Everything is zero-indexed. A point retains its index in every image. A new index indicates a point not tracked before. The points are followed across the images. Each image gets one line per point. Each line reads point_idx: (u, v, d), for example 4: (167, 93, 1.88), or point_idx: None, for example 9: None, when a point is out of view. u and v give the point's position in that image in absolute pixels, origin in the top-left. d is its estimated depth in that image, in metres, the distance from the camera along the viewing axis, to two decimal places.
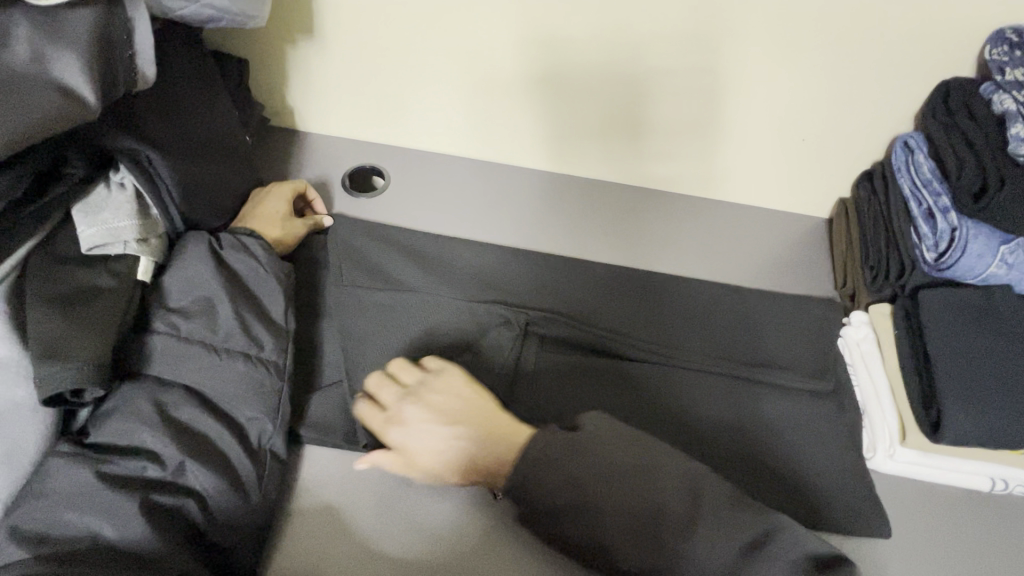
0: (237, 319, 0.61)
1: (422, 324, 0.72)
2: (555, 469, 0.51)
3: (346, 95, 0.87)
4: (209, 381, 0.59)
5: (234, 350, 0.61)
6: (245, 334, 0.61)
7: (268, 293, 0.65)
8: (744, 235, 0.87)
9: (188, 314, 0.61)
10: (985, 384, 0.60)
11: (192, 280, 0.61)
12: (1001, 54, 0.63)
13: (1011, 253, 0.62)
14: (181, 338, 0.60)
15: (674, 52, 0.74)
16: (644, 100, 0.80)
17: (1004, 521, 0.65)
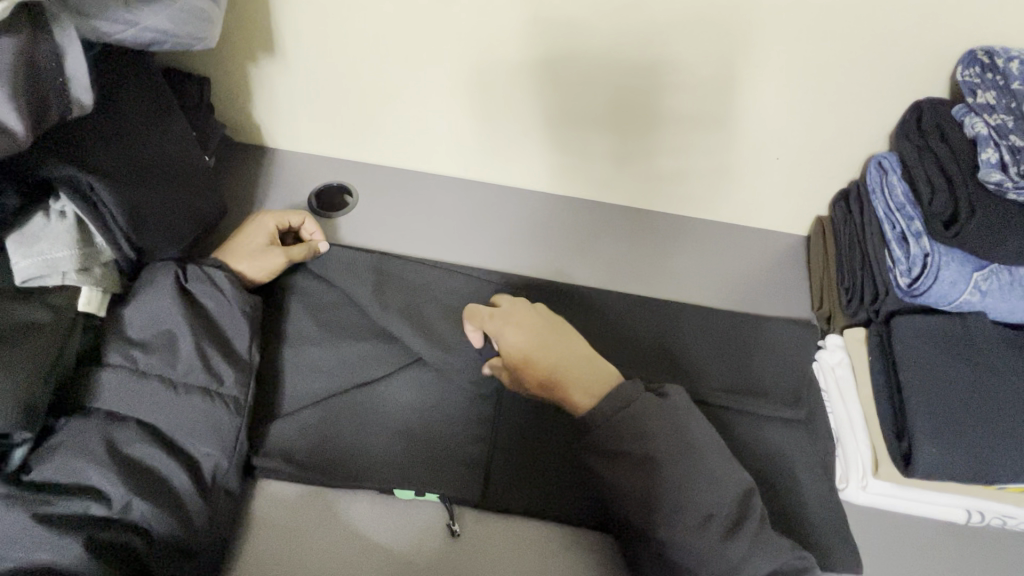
0: (198, 351, 0.60)
1: (387, 347, 0.71)
2: (625, 430, 0.55)
3: (311, 111, 0.85)
4: (165, 414, 0.57)
5: (192, 385, 0.59)
6: (205, 366, 0.60)
7: (232, 323, 0.63)
8: (720, 254, 0.85)
9: (147, 348, 0.59)
10: (956, 417, 0.58)
11: (154, 312, 0.60)
12: (973, 77, 0.61)
13: (984, 279, 0.60)
14: (138, 372, 0.58)
15: (680, 44, 0.69)
16: (644, 94, 0.75)
17: (979, 553, 0.63)
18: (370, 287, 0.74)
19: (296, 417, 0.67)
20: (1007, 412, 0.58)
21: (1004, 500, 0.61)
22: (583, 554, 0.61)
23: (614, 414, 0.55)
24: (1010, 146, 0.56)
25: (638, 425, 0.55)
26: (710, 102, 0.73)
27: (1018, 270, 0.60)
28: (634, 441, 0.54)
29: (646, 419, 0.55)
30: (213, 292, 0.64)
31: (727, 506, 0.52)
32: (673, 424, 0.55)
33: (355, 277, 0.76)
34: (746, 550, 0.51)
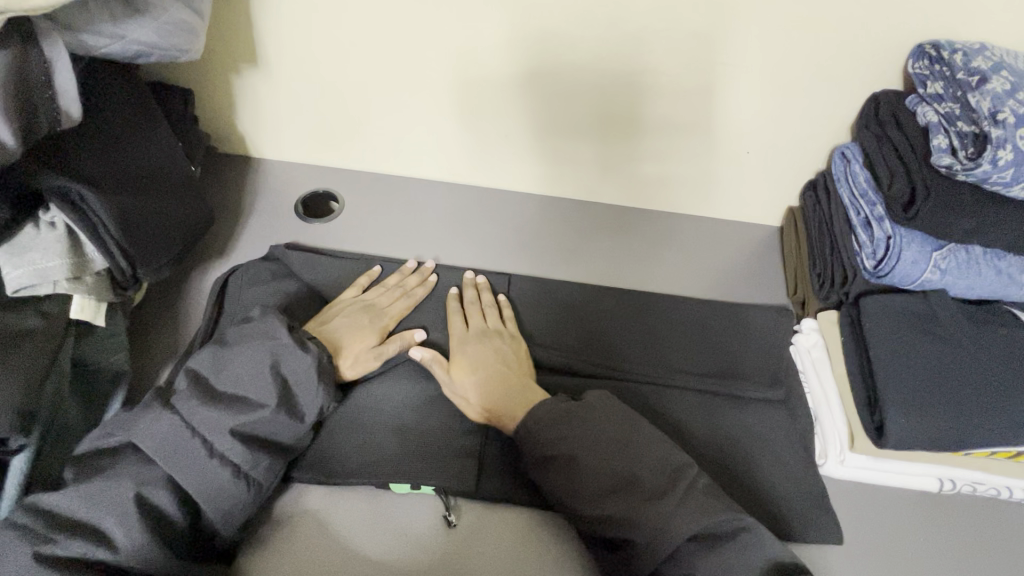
0: (248, 430, 0.56)
1: None
2: (539, 443, 0.61)
3: (295, 121, 0.86)
4: (193, 480, 0.54)
5: (229, 458, 0.55)
6: (247, 447, 0.56)
7: (302, 408, 0.59)
8: (698, 246, 0.88)
9: (210, 400, 0.56)
10: (924, 390, 0.61)
11: (240, 373, 0.58)
12: (922, 69, 0.65)
13: (943, 258, 0.64)
14: (190, 427, 0.55)
15: (653, 48, 0.72)
16: (621, 98, 0.78)
17: (952, 519, 0.66)
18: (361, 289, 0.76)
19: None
20: (972, 384, 0.61)
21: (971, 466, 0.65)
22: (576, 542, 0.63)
23: (541, 417, 0.62)
24: (958, 132, 0.58)
25: (562, 424, 0.61)
26: (682, 100, 0.77)
27: (974, 249, 0.64)
28: (555, 438, 0.60)
29: (564, 420, 0.62)
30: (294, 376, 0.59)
31: (646, 479, 0.57)
32: (589, 419, 0.61)
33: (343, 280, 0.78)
34: (670, 513, 0.54)
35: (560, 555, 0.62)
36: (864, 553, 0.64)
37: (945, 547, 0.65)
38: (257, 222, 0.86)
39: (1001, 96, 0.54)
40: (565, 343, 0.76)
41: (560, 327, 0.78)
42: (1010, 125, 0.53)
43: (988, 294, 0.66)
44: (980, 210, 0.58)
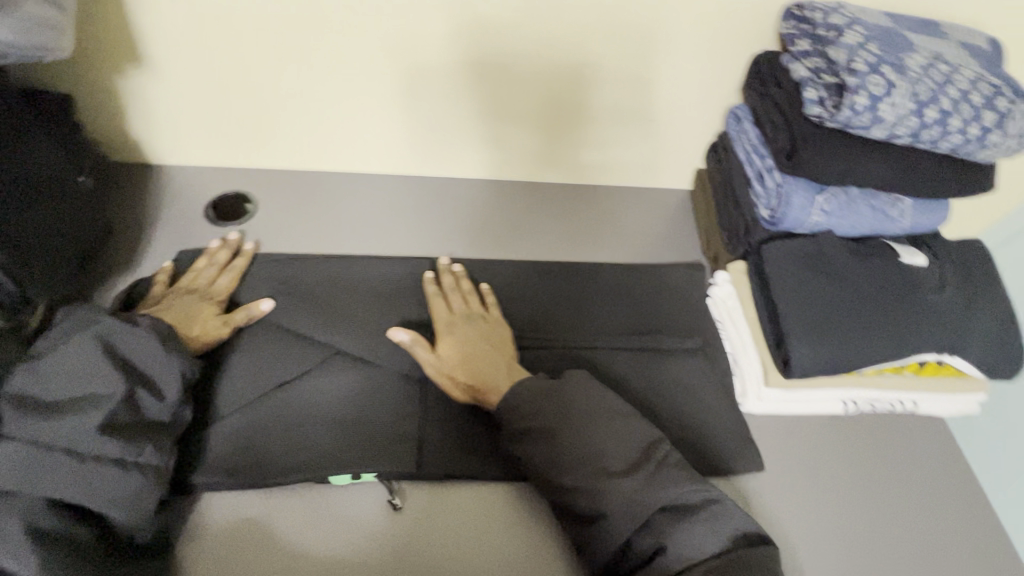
0: (112, 420, 0.53)
1: (307, 342, 0.72)
2: (522, 415, 0.62)
3: (193, 121, 0.82)
4: (72, 488, 0.50)
5: (106, 455, 0.52)
6: (120, 436, 0.52)
7: (164, 380, 0.57)
8: (616, 215, 0.92)
9: (51, 413, 0.51)
10: (819, 322, 0.67)
11: (73, 372, 0.54)
12: (790, 28, 0.69)
13: (826, 201, 0.70)
14: (39, 444, 0.50)
15: (551, 24, 0.74)
16: (526, 75, 0.79)
17: (855, 436, 0.75)
18: (284, 287, 0.76)
19: (219, 426, 0.66)
20: (859, 311, 0.68)
21: (866, 386, 0.72)
22: (524, 507, 0.65)
23: (519, 393, 0.63)
24: (826, 85, 0.62)
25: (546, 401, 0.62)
26: (584, 73, 0.79)
27: (851, 191, 0.71)
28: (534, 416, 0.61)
29: (542, 396, 0.62)
30: (148, 353, 0.57)
31: (621, 454, 0.58)
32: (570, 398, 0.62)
33: (263, 283, 0.77)
34: (639, 485, 0.55)
35: (514, 521, 0.64)
36: (784, 477, 0.70)
37: (850, 461, 0.73)
38: (164, 231, 0.82)
39: (854, 49, 0.60)
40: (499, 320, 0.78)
41: (492, 305, 0.79)
42: (864, 74, 0.58)
43: (868, 231, 0.73)
44: (849, 155, 0.64)
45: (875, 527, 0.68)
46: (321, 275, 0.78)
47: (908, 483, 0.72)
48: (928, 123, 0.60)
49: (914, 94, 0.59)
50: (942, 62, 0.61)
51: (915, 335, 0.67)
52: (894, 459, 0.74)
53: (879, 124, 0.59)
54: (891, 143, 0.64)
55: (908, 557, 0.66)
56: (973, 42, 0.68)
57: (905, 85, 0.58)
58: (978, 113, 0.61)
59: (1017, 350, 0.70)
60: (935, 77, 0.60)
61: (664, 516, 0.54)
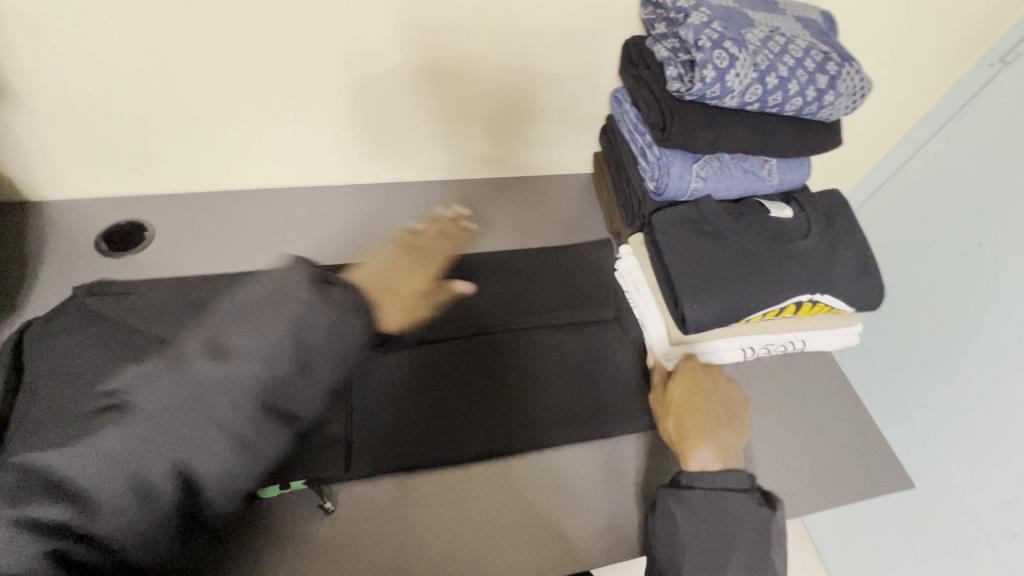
0: (154, 429, 0.45)
1: None
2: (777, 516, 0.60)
3: (74, 154, 0.79)
4: (97, 503, 0.42)
5: (142, 469, 0.44)
6: (159, 449, 0.45)
7: (329, 360, 0.53)
8: (521, 204, 0.99)
9: (148, 413, 0.45)
10: (708, 279, 0.73)
11: (257, 331, 0.50)
12: (649, 14, 0.76)
13: (703, 168, 0.76)
14: (98, 443, 0.43)
15: (436, 34, 0.76)
16: (420, 84, 0.82)
17: (752, 378, 0.84)
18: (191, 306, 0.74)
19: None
20: (741, 265, 0.74)
21: (759, 332, 0.80)
22: (474, 480, 0.68)
23: (717, 493, 0.61)
24: (681, 62, 0.68)
25: (714, 512, 0.60)
26: (477, 73, 0.83)
27: (723, 157, 0.78)
28: (727, 523, 0.60)
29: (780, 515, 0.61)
30: (342, 315, 0.55)
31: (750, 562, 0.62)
32: (723, 515, 0.60)
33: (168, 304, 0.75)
34: None
35: (463, 493, 0.67)
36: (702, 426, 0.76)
37: (751, 400, 0.81)
38: (58, 269, 0.80)
39: (700, 27, 0.66)
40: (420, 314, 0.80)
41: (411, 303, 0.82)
42: (709, 49, 0.64)
43: (743, 191, 0.80)
44: (712, 124, 0.70)
45: (773, 454, 0.76)
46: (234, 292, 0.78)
47: (795, 408, 0.82)
48: (771, 89, 0.67)
49: (755, 64, 0.66)
50: (778, 34, 0.69)
51: (792, 281, 0.75)
52: (784, 389, 0.84)
53: (729, 94, 0.66)
54: (746, 109, 0.71)
55: (809, 477, 0.75)
56: (806, 15, 0.77)
57: (746, 56, 0.65)
58: (813, 77, 0.69)
59: (877, 283, 0.80)
60: (772, 48, 0.67)
61: None
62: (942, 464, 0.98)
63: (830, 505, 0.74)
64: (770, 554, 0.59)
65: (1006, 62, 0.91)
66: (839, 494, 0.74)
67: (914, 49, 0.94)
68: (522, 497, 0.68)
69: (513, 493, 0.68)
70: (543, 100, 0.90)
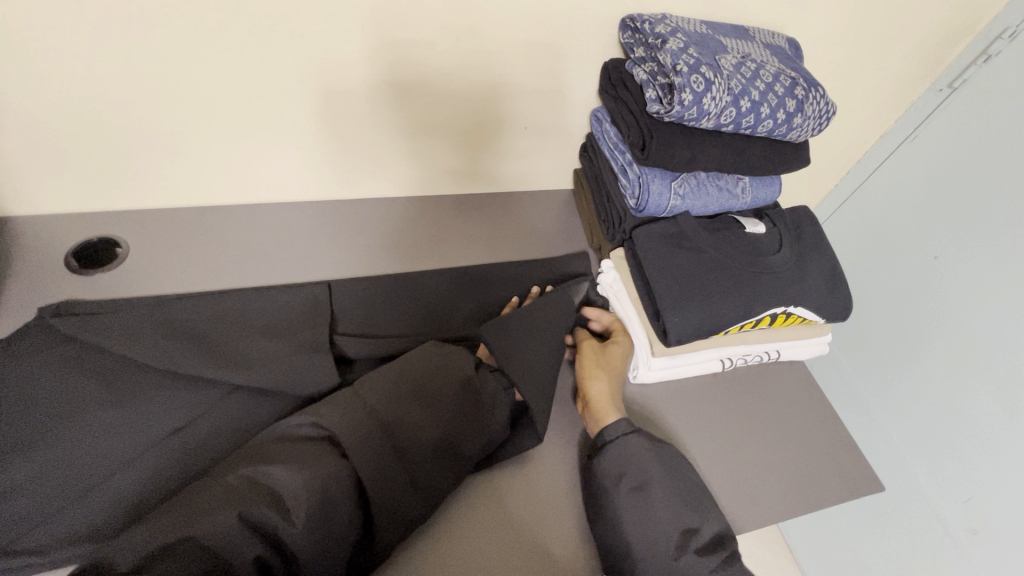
0: (279, 478, 0.55)
1: (211, 368, 0.68)
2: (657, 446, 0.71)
3: (42, 167, 0.77)
4: (236, 535, 0.50)
5: (265, 511, 0.53)
6: (280, 496, 0.54)
7: (413, 424, 0.65)
8: (503, 219, 1.01)
9: (237, 499, 0.53)
10: (688, 293, 0.76)
11: (348, 404, 0.63)
12: (628, 38, 0.79)
13: (681, 186, 0.79)
14: (245, 482, 0.55)
15: (417, 58, 0.78)
16: (398, 104, 0.83)
17: (730, 387, 0.87)
18: (167, 325, 0.72)
19: (104, 487, 0.61)
20: (718, 279, 0.77)
21: (736, 343, 0.83)
22: (467, 504, 0.70)
23: (620, 441, 0.70)
24: (660, 84, 0.71)
25: (623, 462, 0.68)
26: (459, 90, 0.84)
27: (699, 175, 0.81)
28: (636, 468, 0.68)
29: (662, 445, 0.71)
30: (402, 400, 0.66)
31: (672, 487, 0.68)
32: (631, 463, 0.68)
33: (138, 323, 0.71)
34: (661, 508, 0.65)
35: (458, 516, 0.69)
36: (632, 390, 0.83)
37: (730, 408, 0.84)
38: (24, 288, 0.76)
39: (677, 52, 0.69)
40: (402, 332, 0.82)
41: (393, 320, 0.83)
42: (686, 73, 0.67)
43: (718, 208, 0.84)
44: (690, 144, 0.73)
45: (748, 462, 0.79)
46: (212, 310, 0.77)
47: (770, 417, 0.85)
48: (745, 112, 0.70)
49: (730, 88, 0.69)
50: (749, 60, 0.73)
51: (766, 293, 0.78)
52: (759, 399, 0.87)
53: (706, 116, 0.69)
54: (720, 130, 0.74)
55: (788, 481, 0.78)
56: (775, 42, 0.81)
57: (721, 81, 0.69)
58: (783, 101, 0.72)
59: (844, 294, 0.84)
60: (744, 73, 0.71)
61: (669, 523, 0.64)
62: (905, 466, 1.04)
63: (804, 511, 0.76)
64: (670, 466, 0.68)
65: (954, 88, 0.98)
66: (815, 498, 0.77)
67: (871, 74, 1.00)
68: (514, 516, 0.70)
69: (506, 511, 0.70)
70: (524, 118, 0.92)
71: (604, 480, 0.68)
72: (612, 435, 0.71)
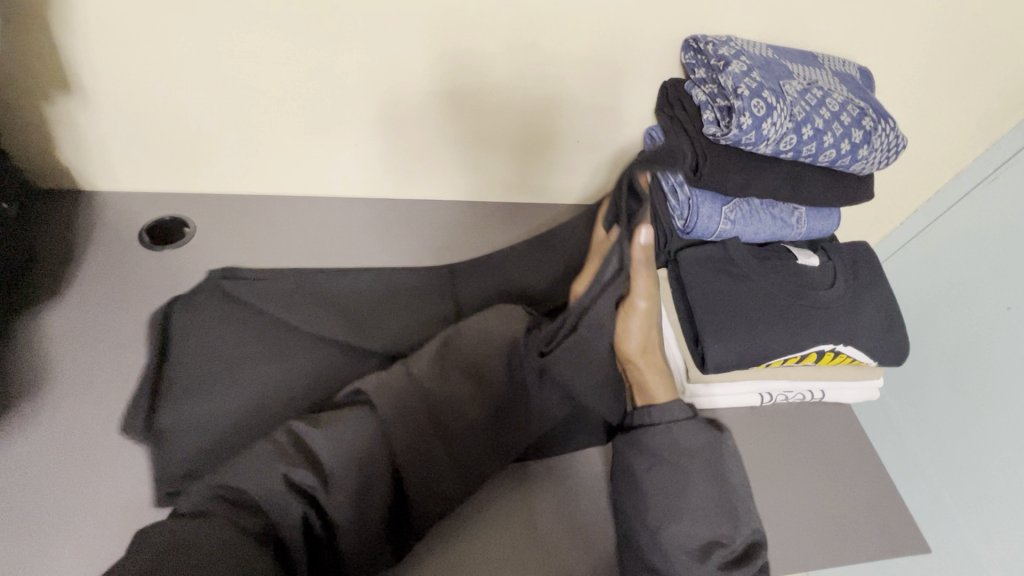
0: (315, 445, 0.56)
1: (348, 329, 0.79)
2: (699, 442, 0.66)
3: (128, 147, 0.83)
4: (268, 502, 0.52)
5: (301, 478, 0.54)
6: (317, 464, 0.55)
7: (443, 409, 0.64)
8: (547, 227, 0.99)
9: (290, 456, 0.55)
10: (730, 322, 0.73)
11: (385, 379, 0.62)
12: (691, 59, 0.78)
13: (732, 211, 0.77)
14: (288, 448, 0.56)
15: (483, 69, 0.80)
16: (462, 111, 0.85)
17: (768, 422, 0.83)
18: (295, 290, 0.82)
19: (225, 423, 0.70)
20: (763, 311, 0.75)
21: (776, 378, 0.80)
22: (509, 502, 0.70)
23: (671, 425, 0.67)
24: (719, 106, 0.70)
25: (657, 449, 0.66)
26: (518, 98, 0.85)
27: (752, 202, 0.79)
28: (677, 458, 0.65)
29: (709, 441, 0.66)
30: (451, 381, 0.66)
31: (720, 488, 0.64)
32: (669, 447, 0.66)
33: (278, 285, 0.83)
34: (693, 520, 0.62)
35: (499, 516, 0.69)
36: None
37: (765, 443, 0.81)
38: (101, 257, 0.83)
39: (740, 75, 0.68)
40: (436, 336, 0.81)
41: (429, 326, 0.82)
42: (748, 97, 0.66)
43: (770, 236, 0.81)
44: (746, 169, 0.72)
45: (781, 503, 0.75)
46: (336, 283, 0.85)
47: (809, 459, 0.81)
48: (806, 139, 0.68)
49: (792, 115, 0.67)
50: (815, 87, 0.70)
51: (815, 329, 0.75)
52: (799, 439, 0.82)
53: (764, 141, 0.68)
54: (778, 157, 0.72)
55: (822, 528, 0.74)
56: (845, 70, 0.78)
57: (784, 107, 0.67)
58: (849, 131, 0.70)
59: (901, 338, 0.79)
60: (810, 101, 0.69)
61: (695, 537, 0.61)
62: (958, 529, 0.96)
63: (838, 561, 0.72)
64: (721, 467, 0.65)
65: None
66: (849, 548, 0.73)
67: (952, 108, 0.95)
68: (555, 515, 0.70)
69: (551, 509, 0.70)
70: (578, 131, 0.92)
71: (634, 456, 0.66)
72: (658, 418, 0.68)
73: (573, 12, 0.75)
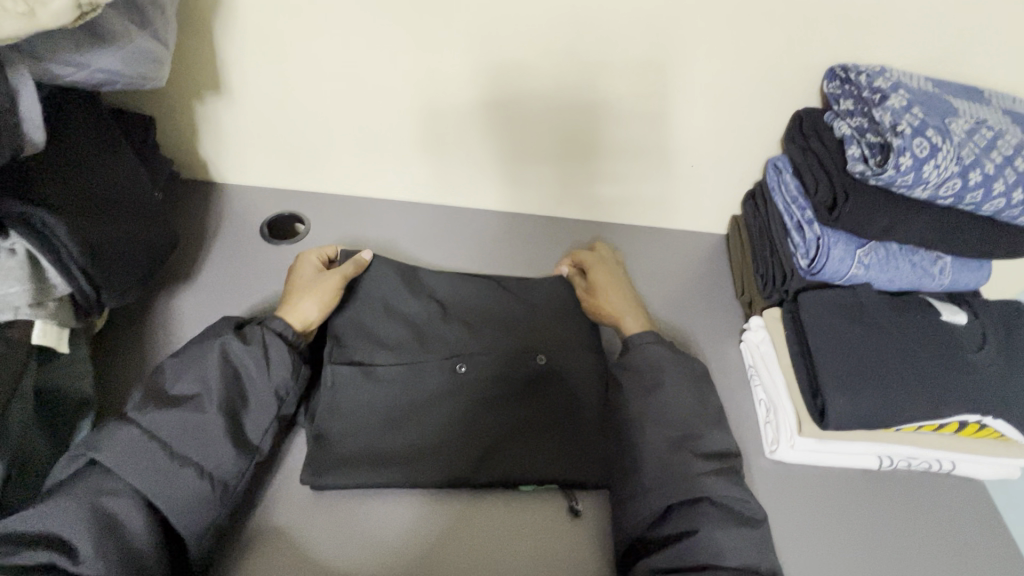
0: (217, 401, 0.61)
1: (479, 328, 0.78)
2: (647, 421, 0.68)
3: (257, 144, 0.89)
4: (157, 479, 0.57)
5: (193, 449, 0.59)
6: (221, 414, 0.61)
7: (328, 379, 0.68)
8: (648, 250, 0.94)
9: (98, 446, 0.57)
10: (859, 376, 0.67)
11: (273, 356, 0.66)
12: (835, 89, 0.72)
13: (867, 255, 0.71)
14: (167, 411, 0.60)
15: (603, 86, 0.79)
16: (576, 125, 0.84)
17: (884, 488, 0.75)
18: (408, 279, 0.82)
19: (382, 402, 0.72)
20: (896, 367, 0.68)
21: (902, 442, 0.72)
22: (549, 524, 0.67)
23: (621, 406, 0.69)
24: (868, 142, 0.65)
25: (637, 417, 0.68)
26: (634, 120, 0.82)
27: (891, 246, 0.72)
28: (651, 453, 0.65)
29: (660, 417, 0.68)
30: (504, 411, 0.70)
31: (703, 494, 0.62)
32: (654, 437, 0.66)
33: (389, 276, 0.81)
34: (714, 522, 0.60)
35: (548, 545, 0.66)
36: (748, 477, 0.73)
37: (880, 510, 0.73)
38: (222, 245, 0.88)
39: (899, 111, 0.62)
40: (524, 363, 0.75)
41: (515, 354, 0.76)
42: (909, 135, 0.61)
43: (907, 285, 0.74)
44: (895, 211, 0.66)
45: None
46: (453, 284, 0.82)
47: (930, 534, 0.72)
48: (972, 185, 0.62)
49: (959, 157, 0.61)
50: (985, 127, 0.64)
51: (957, 394, 0.67)
52: (920, 514, 0.74)
53: (922, 184, 0.62)
54: (933, 201, 0.66)
55: None
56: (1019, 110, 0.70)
57: (950, 147, 0.61)
58: None
59: None
60: (979, 142, 0.62)
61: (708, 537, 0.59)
62: None
63: None
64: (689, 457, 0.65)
65: None
66: None
67: None
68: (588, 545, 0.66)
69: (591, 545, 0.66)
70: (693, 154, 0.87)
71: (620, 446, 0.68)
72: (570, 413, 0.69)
73: (703, 35, 0.72)
